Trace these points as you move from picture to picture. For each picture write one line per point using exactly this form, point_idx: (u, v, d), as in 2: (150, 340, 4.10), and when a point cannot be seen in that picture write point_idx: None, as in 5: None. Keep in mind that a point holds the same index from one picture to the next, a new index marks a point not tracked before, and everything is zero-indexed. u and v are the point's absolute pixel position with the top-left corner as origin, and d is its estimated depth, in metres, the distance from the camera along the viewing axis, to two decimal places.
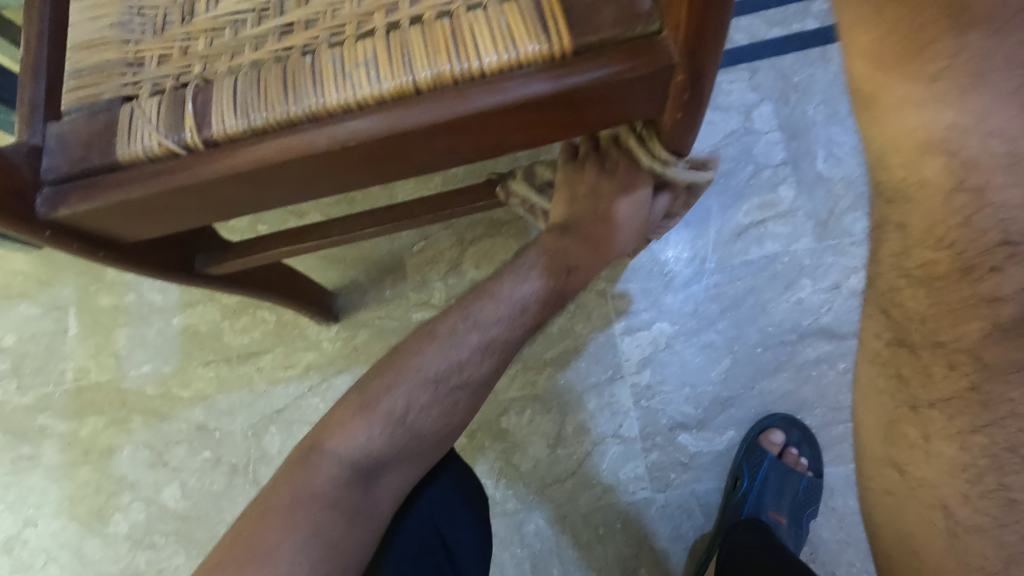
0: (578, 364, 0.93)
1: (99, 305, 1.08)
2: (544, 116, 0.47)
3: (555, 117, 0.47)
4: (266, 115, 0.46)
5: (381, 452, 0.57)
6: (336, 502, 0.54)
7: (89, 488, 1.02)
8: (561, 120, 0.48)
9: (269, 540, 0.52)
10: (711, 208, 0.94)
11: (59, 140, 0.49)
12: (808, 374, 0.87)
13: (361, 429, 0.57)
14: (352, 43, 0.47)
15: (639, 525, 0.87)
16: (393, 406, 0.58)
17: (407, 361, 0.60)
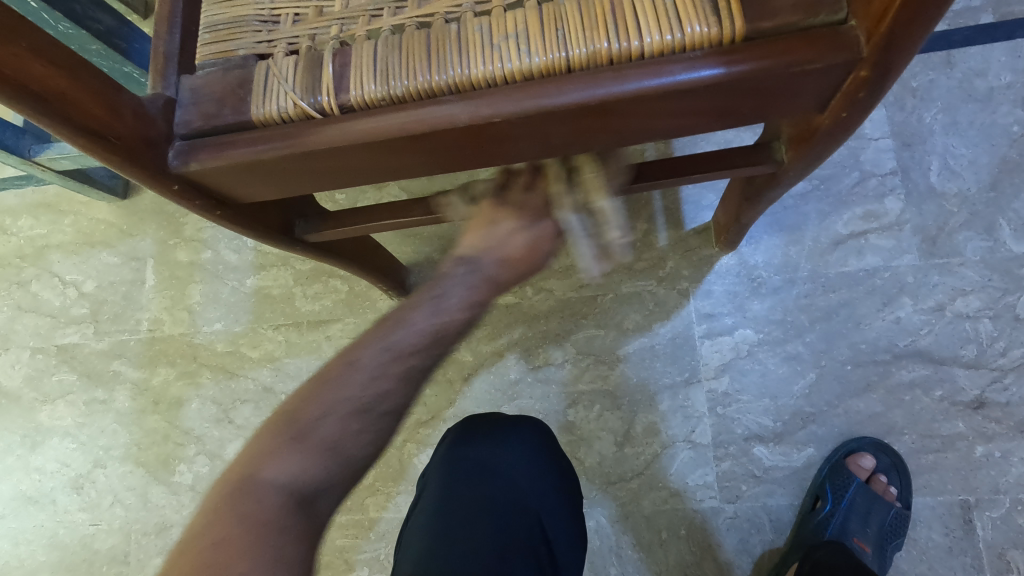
0: (653, 363, 0.90)
1: (176, 260, 1.10)
2: (697, 104, 0.44)
3: (707, 106, 0.44)
4: (407, 84, 0.44)
5: (322, 472, 0.46)
6: (283, 537, 0.42)
7: (156, 436, 1.04)
8: (712, 110, 0.45)
9: (210, 575, 0.39)
10: (809, 214, 0.89)
11: (192, 93, 0.48)
12: (900, 398, 0.83)
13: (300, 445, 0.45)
14: (501, 14, 0.45)
15: (704, 533, 0.84)
16: (325, 427, 0.46)
17: (336, 375, 0.47)
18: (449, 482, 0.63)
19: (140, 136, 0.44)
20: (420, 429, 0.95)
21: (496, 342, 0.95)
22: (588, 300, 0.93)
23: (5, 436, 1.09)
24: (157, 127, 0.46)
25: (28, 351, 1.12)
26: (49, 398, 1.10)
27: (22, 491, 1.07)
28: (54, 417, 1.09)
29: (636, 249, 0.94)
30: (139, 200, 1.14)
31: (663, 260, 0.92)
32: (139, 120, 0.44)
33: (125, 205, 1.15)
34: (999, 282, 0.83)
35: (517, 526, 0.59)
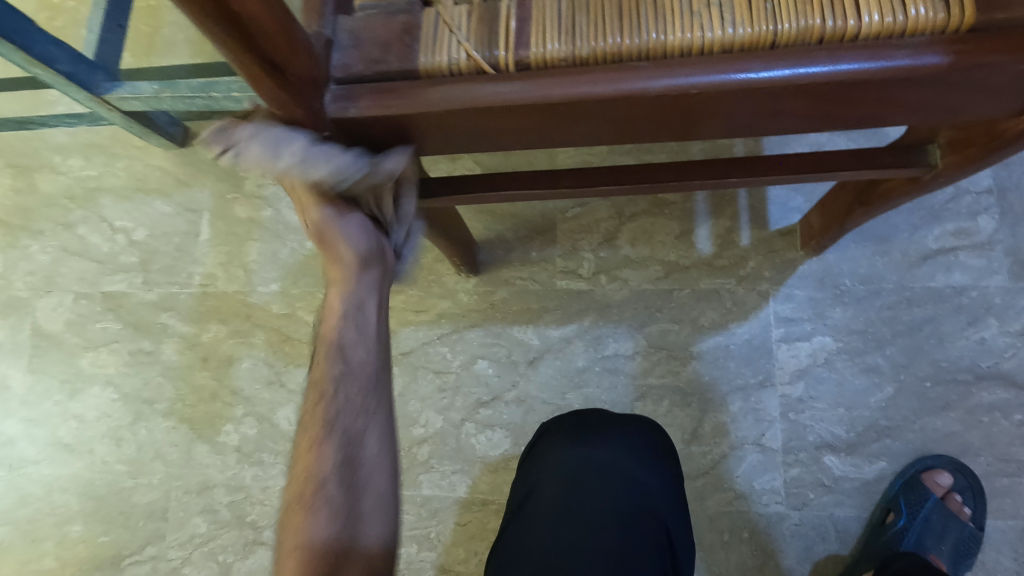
0: (727, 363, 0.89)
1: (234, 215, 1.07)
2: (900, 96, 0.42)
3: (907, 99, 0.42)
4: (594, 46, 0.42)
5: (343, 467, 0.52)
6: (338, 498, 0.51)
7: (203, 393, 1.02)
8: (910, 104, 0.43)
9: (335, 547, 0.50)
10: (899, 226, 0.88)
11: (353, 36, 0.45)
12: (979, 419, 0.82)
13: (338, 511, 0.51)
14: None
15: (767, 538, 0.84)
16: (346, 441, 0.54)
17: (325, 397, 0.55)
18: (567, 480, 0.63)
19: (307, 77, 0.42)
20: (480, 409, 0.93)
21: (565, 328, 0.94)
22: (663, 293, 0.92)
23: (44, 380, 1.06)
24: (319, 67, 0.44)
25: (72, 295, 1.09)
26: (92, 344, 1.07)
27: (57, 438, 1.04)
28: (97, 364, 1.06)
29: (717, 246, 0.92)
30: (198, 151, 1.11)
31: (744, 259, 0.91)
32: (307, 59, 0.42)
33: (183, 154, 1.11)
34: None
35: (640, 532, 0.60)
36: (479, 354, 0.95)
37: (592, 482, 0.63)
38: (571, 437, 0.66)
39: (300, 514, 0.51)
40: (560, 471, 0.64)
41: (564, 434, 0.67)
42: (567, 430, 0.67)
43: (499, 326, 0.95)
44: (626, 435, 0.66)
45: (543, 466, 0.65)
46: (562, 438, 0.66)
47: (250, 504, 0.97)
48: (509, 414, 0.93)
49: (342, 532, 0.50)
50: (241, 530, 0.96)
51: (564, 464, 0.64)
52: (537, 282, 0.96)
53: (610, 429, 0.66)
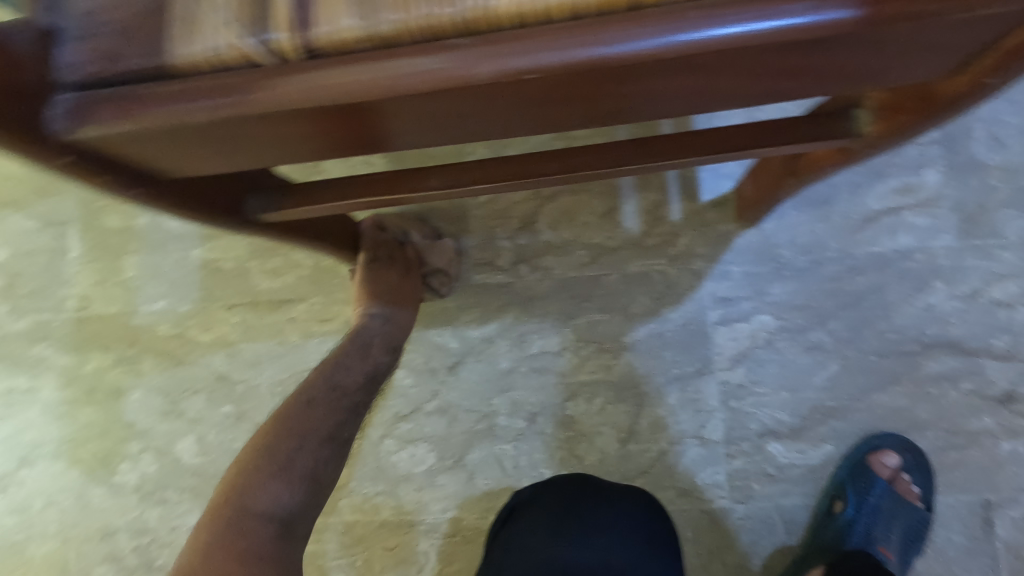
0: (662, 352, 0.81)
1: (106, 226, 0.94)
2: (804, 61, 0.32)
3: (814, 66, 0.33)
4: (400, 18, 0.31)
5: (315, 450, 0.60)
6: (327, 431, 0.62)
7: (94, 430, 0.91)
8: (819, 70, 0.33)
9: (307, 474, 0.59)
10: (840, 186, 0.80)
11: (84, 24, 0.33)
12: (927, 392, 0.77)
13: (293, 466, 0.57)
14: None
15: (713, 534, 0.78)
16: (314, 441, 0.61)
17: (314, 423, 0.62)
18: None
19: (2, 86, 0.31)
20: (399, 423, 0.85)
21: (485, 327, 0.85)
22: (590, 280, 0.83)
23: None
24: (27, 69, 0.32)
25: None
26: None
27: None
28: None
29: (646, 224, 0.83)
30: None
31: (675, 236, 0.82)
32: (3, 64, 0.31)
33: None
34: None
35: None
36: None
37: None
38: (553, 527, 0.63)
39: (263, 461, 0.56)
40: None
41: (545, 520, 0.64)
42: (548, 520, 0.63)
43: (414, 331, 0.86)
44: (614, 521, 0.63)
45: (525, 562, 0.61)
46: (541, 527, 0.63)
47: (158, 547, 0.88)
48: (432, 425, 0.84)
49: (270, 492, 0.54)
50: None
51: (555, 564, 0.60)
52: (451, 278, 0.86)
53: (598, 516, 0.63)
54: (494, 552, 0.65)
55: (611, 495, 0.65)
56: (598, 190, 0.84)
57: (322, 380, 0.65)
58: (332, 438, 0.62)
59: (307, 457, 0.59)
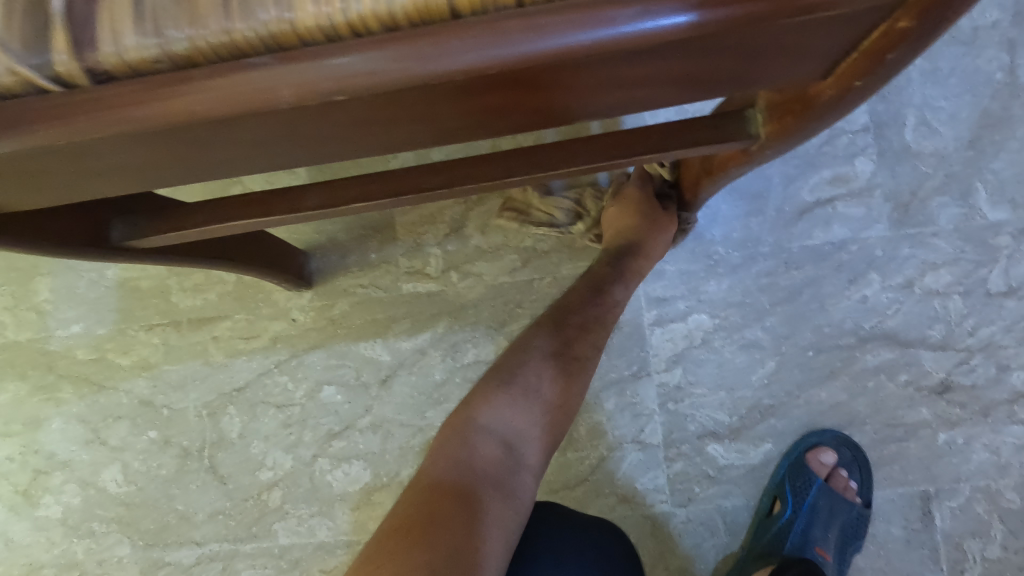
0: (599, 357, 0.79)
1: (14, 248, 0.88)
2: (652, 70, 0.29)
3: (666, 74, 0.30)
4: (192, 36, 0.28)
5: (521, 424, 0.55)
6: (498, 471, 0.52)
7: (13, 464, 0.86)
8: (672, 77, 0.31)
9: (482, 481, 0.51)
10: (772, 178, 0.78)
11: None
12: (864, 385, 0.75)
13: (513, 395, 0.56)
14: None
15: (655, 540, 0.77)
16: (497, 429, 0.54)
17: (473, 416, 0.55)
18: None
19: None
20: (332, 441, 0.82)
21: (417, 338, 0.81)
22: (523, 285, 0.80)
23: None
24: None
25: None
26: None
27: None
28: None
29: (577, 224, 0.80)
30: None
31: None
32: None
33: None
34: (972, 254, 0.75)
35: None
36: (324, 380, 0.83)
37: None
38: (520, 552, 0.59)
39: (470, 423, 0.54)
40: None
41: (511, 549, 0.60)
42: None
43: (344, 345, 0.82)
44: (559, 536, 0.60)
45: None
46: (504, 554, 0.60)
47: None
48: (366, 442, 0.81)
49: (503, 426, 0.54)
50: None
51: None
52: (380, 288, 0.82)
53: (540, 531, 0.60)
54: None
55: (579, 522, 0.63)
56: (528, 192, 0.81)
57: (516, 353, 0.59)
58: (551, 416, 0.57)
59: (532, 404, 0.56)
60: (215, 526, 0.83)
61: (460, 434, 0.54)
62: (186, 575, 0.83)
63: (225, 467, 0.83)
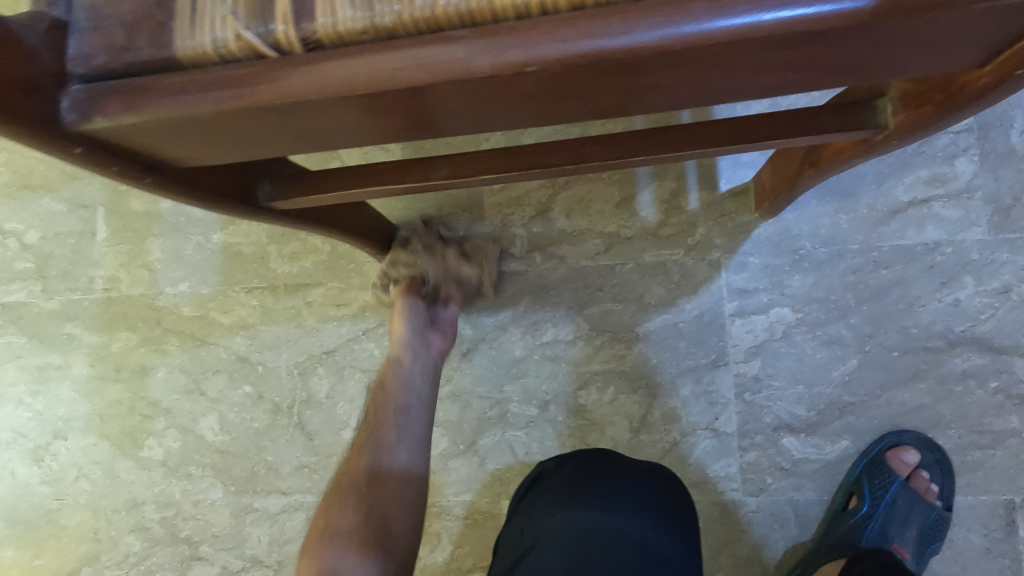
0: (676, 344, 0.80)
1: (130, 209, 0.96)
2: (821, 54, 0.31)
3: (832, 59, 0.31)
4: (399, 11, 0.31)
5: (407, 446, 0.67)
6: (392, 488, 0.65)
7: (120, 407, 0.94)
8: (835, 63, 0.32)
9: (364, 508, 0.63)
10: (866, 176, 0.77)
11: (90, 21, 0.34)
12: (950, 390, 0.74)
13: (413, 412, 0.70)
14: None
15: (723, 527, 0.78)
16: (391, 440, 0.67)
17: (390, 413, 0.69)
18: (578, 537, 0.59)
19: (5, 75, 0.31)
20: None
21: (499, 314, 0.85)
22: (604, 270, 0.82)
23: None
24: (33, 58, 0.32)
25: None
26: None
27: None
28: (4, 382, 0.98)
29: (662, 213, 0.81)
30: None
31: (693, 227, 0.81)
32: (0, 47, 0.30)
33: None
34: None
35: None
36: None
37: (596, 547, 0.58)
38: (573, 491, 0.63)
39: (373, 449, 0.66)
40: (561, 533, 0.60)
41: (563, 488, 0.64)
42: (565, 486, 0.65)
43: None
44: (627, 490, 0.63)
45: (547, 525, 0.61)
46: (560, 493, 0.64)
47: (183, 519, 0.91)
48: (444, 410, 0.85)
49: (401, 444, 0.67)
50: (176, 546, 0.91)
51: (567, 522, 0.61)
52: (466, 265, 0.86)
53: (610, 484, 0.64)
54: (517, 519, 0.66)
55: (625, 468, 0.66)
56: (614, 178, 0.83)
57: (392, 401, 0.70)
58: (425, 404, 0.72)
59: (418, 398, 0.71)
60: (299, 479, 0.89)
61: (350, 482, 0.64)
62: (271, 521, 0.89)
63: (312, 424, 0.88)
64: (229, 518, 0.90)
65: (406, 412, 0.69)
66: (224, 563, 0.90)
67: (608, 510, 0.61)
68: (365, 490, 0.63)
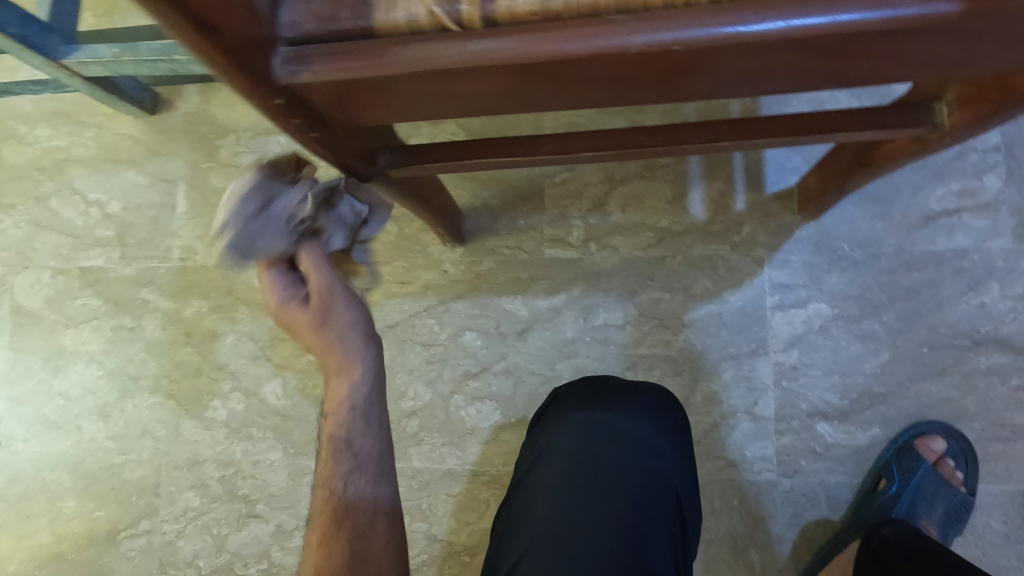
0: (720, 332, 0.86)
1: (210, 186, 1.03)
2: (905, 48, 0.38)
3: (913, 52, 0.38)
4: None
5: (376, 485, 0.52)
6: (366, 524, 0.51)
7: (188, 369, 1.00)
8: (916, 56, 0.39)
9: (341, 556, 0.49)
10: (901, 185, 0.84)
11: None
12: (975, 385, 0.80)
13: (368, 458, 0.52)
14: None
15: (758, 505, 0.83)
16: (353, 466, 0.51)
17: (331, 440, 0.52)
18: (586, 441, 0.65)
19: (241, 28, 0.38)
20: (468, 381, 0.92)
21: (554, 298, 0.91)
22: (654, 261, 0.89)
23: (26, 357, 1.05)
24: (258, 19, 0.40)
25: (48, 272, 1.07)
26: (73, 321, 1.05)
27: (44, 416, 1.03)
28: (78, 341, 1.04)
29: (711, 211, 0.88)
30: (169, 118, 1.06)
31: (739, 224, 0.87)
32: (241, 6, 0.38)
33: (154, 122, 1.06)
34: None
35: (655, 493, 0.62)
36: (466, 327, 0.93)
37: (601, 445, 0.64)
38: (586, 401, 0.69)
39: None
40: (573, 436, 0.65)
41: (577, 401, 0.70)
42: (581, 396, 0.70)
43: (487, 297, 0.93)
44: (634, 402, 0.68)
45: (561, 434, 0.66)
46: (574, 406, 0.69)
47: (241, 478, 0.97)
48: (497, 384, 0.91)
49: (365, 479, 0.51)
50: (233, 504, 0.96)
51: (579, 426, 0.66)
52: (525, 250, 0.93)
53: (618, 396, 0.69)
54: (533, 434, 0.72)
55: (632, 387, 0.71)
56: (667, 178, 0.90)
57: (348, 410, 0.51)
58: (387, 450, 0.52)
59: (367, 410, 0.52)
60: None
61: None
62: None
63: None
64: (286, 478, 0.95)
65: (359, 497, 0.51)
66: (279, 521, 0.95)
67: (611, 414, 0.66)
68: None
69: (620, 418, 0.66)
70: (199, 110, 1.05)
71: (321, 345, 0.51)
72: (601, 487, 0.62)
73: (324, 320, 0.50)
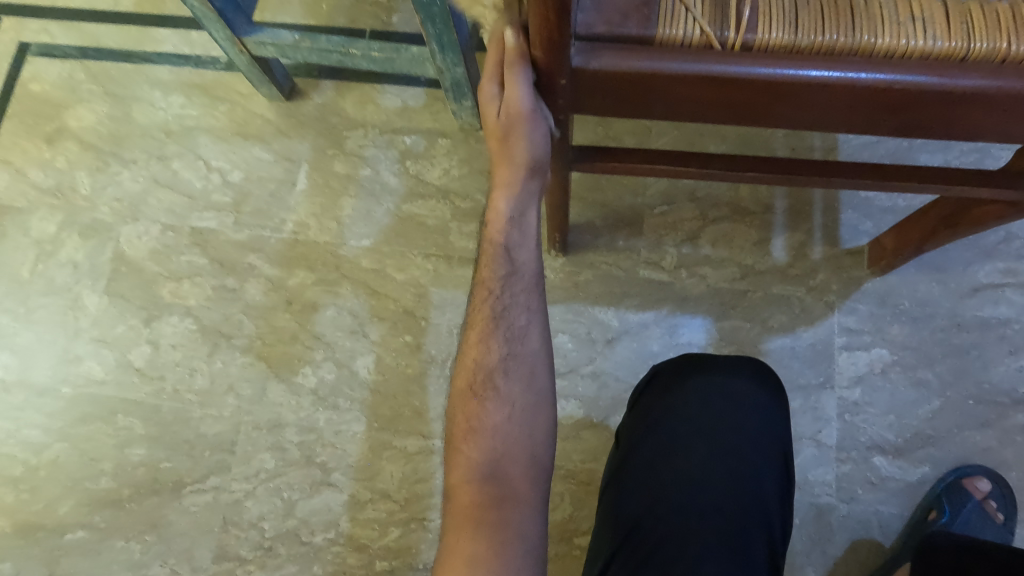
0: (792, 363, 0.96)
1: (332, 170, 1.12)
2: None
3: None
4: (813, 40, 0.50)
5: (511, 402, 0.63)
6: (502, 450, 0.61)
7: (284, 334, 1.05)
8: None
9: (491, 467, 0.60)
10: (956, 258, 0.98)
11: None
12: (1012, 438, 0.91)
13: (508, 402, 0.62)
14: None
15: (817, 526, 0.90)
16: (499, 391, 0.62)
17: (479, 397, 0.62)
18: (711, 412, 0.72)
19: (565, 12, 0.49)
20: (556, 379, 0.99)
21: (644, 313, 1.00)
22: (738, 293, 0.99)
23: (120, 302, 1.08)
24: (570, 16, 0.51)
25: (158, 226, 1.12)
26: (174, 275, 1.09)
27: (128, 361, 1.05)
28: (176, 294, 1.08)
29: (791, 257, 1.00)
30: (303, 105, 1.15)
31: (815, 271, 0.99)
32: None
33: (287, 106, 1.15)
34: None
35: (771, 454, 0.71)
36: (560, 329, 1.01)
37: (721, 411, 0.72)
38: (699, 368, 0.76)
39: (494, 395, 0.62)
40: (699, 404, 0.73)
41: (691, 370, 0.76)
42: (689, 365, 0.77)
43: (582, 305, 1.01)
44: (741, 368, 0.76)
45: (686, 401, 0.73)
46: (688, 376, 0.75)
47: (321, 445, 1.00)
48: (584, 386, 0.98)
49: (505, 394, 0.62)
50: (309, 469, 0.99)
51: (700, 393, 0.74)
52: (621, 268, 1.02)
53: (725, 364, 0.76)
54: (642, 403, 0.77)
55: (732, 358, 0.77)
56: (754, 223, 1.02)
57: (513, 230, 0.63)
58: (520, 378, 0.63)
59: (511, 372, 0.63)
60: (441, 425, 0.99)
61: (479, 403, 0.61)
62: (406, 459, 0.98)
63: None
64: (366, 450, 0.99)
65: (506, 304, 0.63)
66: (354, 491, 0.97)
67: (722, 380, 0.74)
68: (494, 451, 0.60)
69: (735, 383, 0.74)
70: (332, 103, 1.15)
71: (500, 159, 0.61)
72: (728, 445, 0.71)
73: (506, 137, 0.59)
